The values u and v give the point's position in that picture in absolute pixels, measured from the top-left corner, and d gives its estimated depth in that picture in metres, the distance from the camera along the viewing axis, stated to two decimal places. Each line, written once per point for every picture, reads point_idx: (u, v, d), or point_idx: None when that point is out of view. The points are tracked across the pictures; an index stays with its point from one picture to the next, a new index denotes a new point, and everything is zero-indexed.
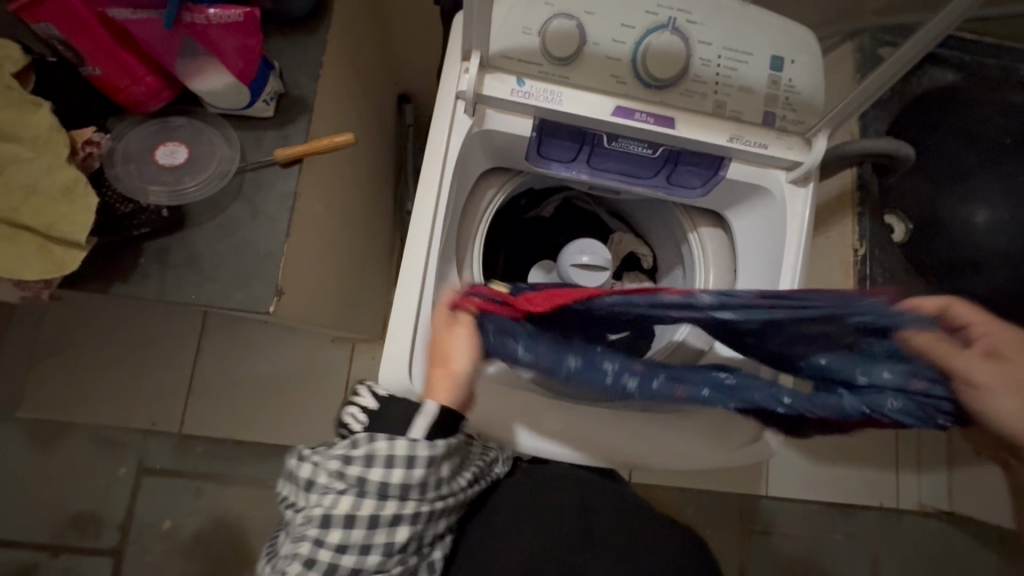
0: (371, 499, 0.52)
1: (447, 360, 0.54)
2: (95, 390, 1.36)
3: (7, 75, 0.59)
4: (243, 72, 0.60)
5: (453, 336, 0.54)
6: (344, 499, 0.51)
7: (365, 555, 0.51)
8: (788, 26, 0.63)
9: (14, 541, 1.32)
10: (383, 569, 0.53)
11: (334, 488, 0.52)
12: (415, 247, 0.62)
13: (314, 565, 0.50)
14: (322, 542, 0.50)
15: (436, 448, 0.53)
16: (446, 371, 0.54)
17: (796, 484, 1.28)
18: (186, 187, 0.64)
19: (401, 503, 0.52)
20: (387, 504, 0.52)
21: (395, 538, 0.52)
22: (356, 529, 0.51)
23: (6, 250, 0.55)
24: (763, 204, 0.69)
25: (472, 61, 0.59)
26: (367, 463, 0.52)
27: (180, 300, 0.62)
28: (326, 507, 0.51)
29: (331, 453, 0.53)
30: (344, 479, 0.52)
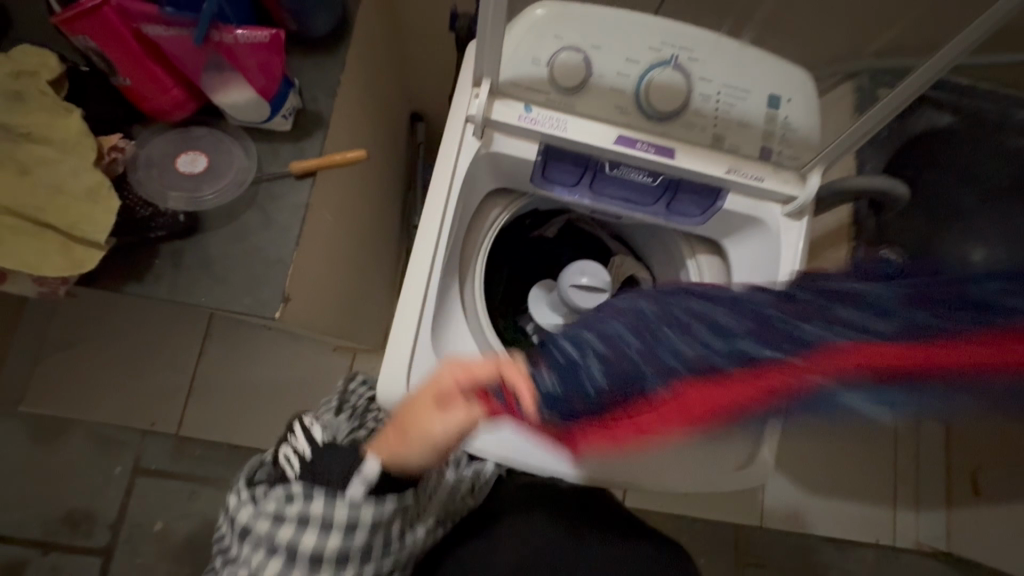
0: (303, 565, 0.51)
1: (406, 446, 0.45)
2: (98, 387, 1.38)
3: (42, 81, 0.62)
4: (265, 89, 0.63)
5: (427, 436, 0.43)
6: (277, 553, 0.51)
7: None
8: (786, 67, 0.66)
9: (7, 535, 1.33)
10: None
11: (264, 549, 0.51)
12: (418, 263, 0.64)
13: None
14: None
15: (380, 507, 0.52)
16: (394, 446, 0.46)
17: (791, 515, 1.27)
18: (203, 194, 0.67)
19: (337, 568, 0.52)
20: (320, 568, 0.52)
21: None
22: None
23: (28, 246, 0.57)
24: (759, 233, 0.71)
25: (483, 87, 0.62)
26: (303, 522, 0.51)
27: (190, 301, 0.65)
28: (255, 567, 0.51)
29: (265, 507, 0.52)
30: (274, 541, 0.51)
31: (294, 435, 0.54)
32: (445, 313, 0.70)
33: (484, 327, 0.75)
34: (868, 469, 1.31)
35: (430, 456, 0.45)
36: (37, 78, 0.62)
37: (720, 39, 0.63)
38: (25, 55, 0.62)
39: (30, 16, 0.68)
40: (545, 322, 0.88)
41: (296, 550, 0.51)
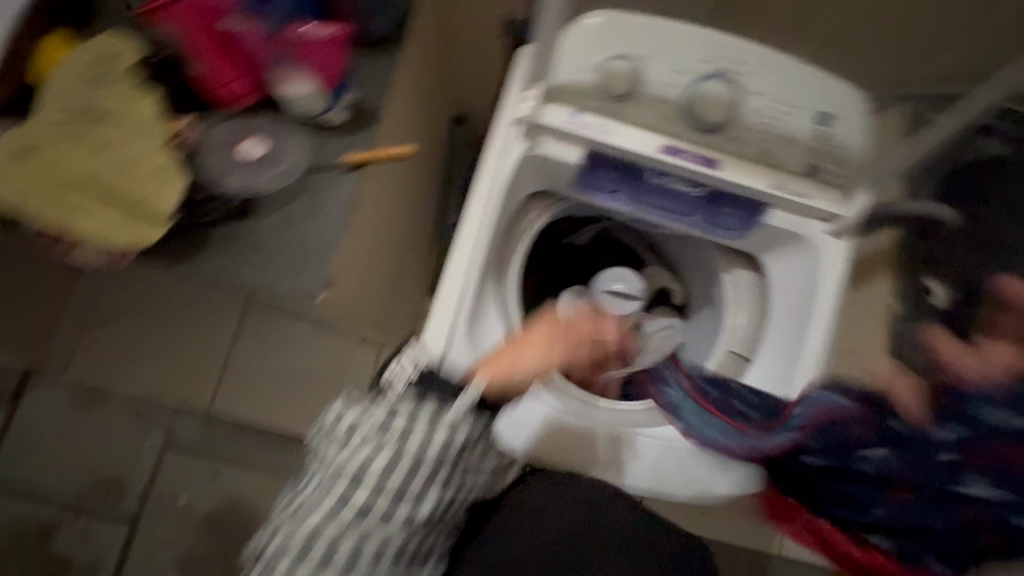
0: (404, 467, 0.56)
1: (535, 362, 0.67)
2: (137, 362, 1.45)
3: (122, 65, 0.66)
4: (324, 82, 0.68)
5: (544, 355, 0.68)
6: (373, 447, 0.56)
7: (387, 520, 0.56)
8: (839, 84, 0.66)
9: (44, 496, 1.40)
10: (394, 540, 0.57)
11: (369, 446, 0.56)
12: (460, 261, 0.68)
13: (336, 520, 0.54)
14: (349, 498, 0.55)
15: (471, 429, 0.59)
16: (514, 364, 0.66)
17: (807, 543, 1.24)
18: (260, 179, 0.69)
19: (431, 477, 0.57)
20: (417, 474, 0.56)
21: (404, 503, 0.56)
22: (385, 490, 0.56)
23: (102, 218, 0.63)
24: (799, 251, 0.71)
25: (536, 91, 0.65)
26: (408, 424, 0.56)
27: (241, 281, 0.68)
28: (361, 461, 0.55)
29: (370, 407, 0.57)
30: (382, 438, 0.56)
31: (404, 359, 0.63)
32: (480, 308, 0.73)
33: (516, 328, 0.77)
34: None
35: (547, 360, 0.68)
36: (117, 64, 0.66)
37: (774, 54, 0.64)
38: (108, 41, 0.67)
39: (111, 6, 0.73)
40: None
41: (393, 446, 0.56)
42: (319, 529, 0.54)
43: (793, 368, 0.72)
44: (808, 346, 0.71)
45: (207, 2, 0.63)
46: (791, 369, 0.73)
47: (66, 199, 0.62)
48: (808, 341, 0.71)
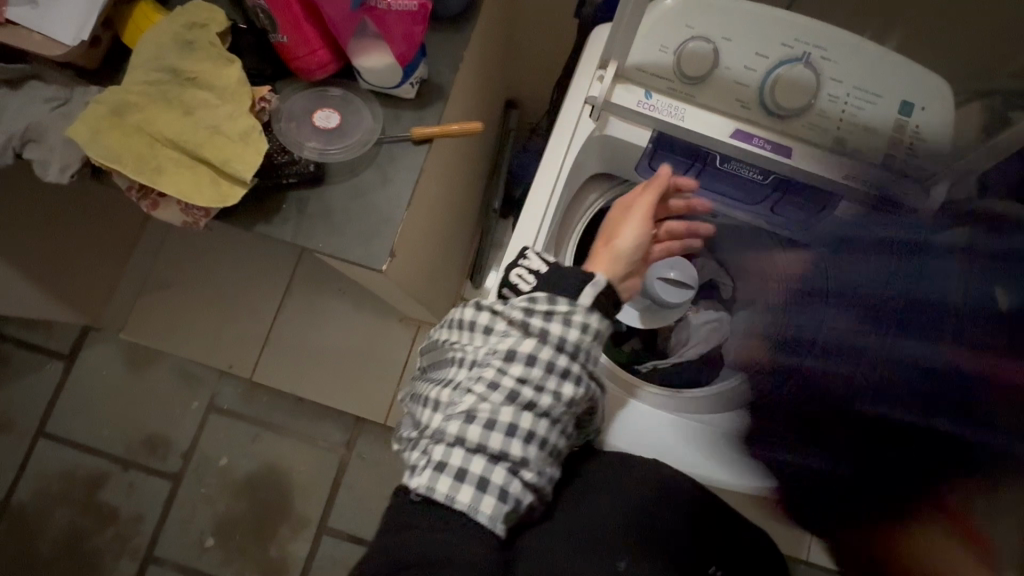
0: (548, 351, 0.56)
1: (615, 240, 0.65)
2: (188, 326, 1.53)
3: (211, 33, 0.69)
4: (403, 56, 0.67)
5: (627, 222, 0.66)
6: (516, 338, 0.56)
7: (527, 412, 0.55)
8: (927, 72, 0.63)
9: (100, 447, 1.52)
10: (534, 435, 0.55)
11: (513, 335, 0.57)
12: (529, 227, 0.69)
13: (478, 414, 0.54)
14: (495, 386, 0.55)
15: (602, 321, 0.58)
16: (610, 248, 0.64)
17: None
18: (331, 147, 0.72)
19: (569, 370, 0.57)
20: (559, 361, 0.56)
21: (547, 405, 0.56)
22: (528, 380, 0.55)
23: (187, 176, 0.65)
24: (867, 243, 0.70)
25: (609, 70, 0.64)
26: (549, 315, 0.57)
27: (310, 246, 0.71)
28: (508, 347, 0.56)
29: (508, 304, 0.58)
30: (525, 328, 0.57)
31: (530, 257, 0.63)
32: None
33: None
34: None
35: (636, 231, 0.65)
36: (208, 30, 0.69)
37: (857, 39, 0.61)
38: (200, 10, 0.70)
39: None
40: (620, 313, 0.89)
41: (535, 334, 0.56)
42: (470, 416, 0.54)
43: (851, 365, 0.70)
44: (870, 344, 0.69)
45: None
46: (848, 366, 0.70)
47: (156, 156, 0.65)
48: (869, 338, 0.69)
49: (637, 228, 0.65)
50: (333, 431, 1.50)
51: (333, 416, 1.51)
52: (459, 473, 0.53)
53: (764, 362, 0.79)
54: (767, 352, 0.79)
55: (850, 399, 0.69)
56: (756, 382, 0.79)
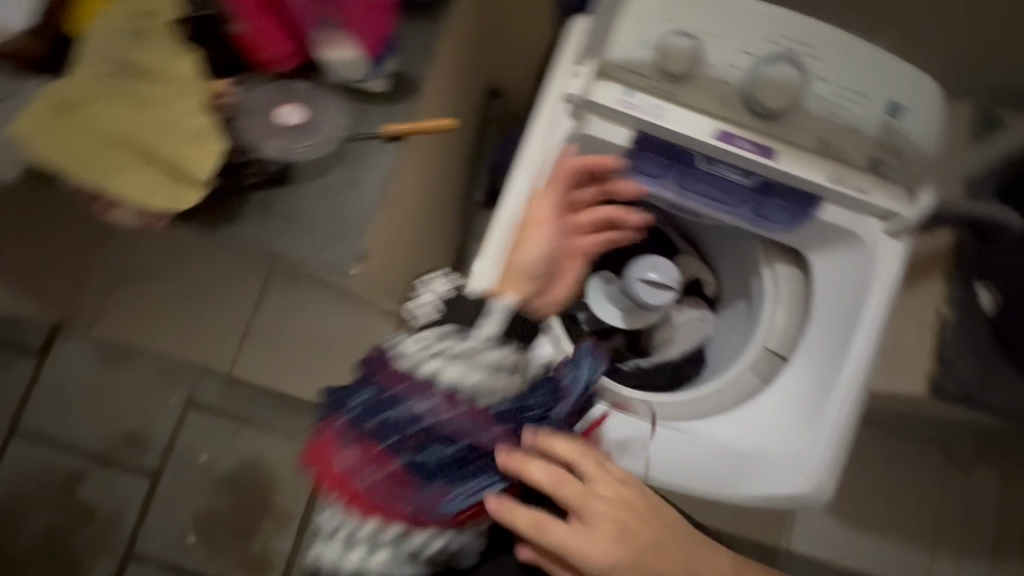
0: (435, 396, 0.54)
1: (515, 257, 0.65)
2: (164, 319, 1.50)
3: (161, 21, 0.65)
4: (373, 48, 0.65)
5: (529, 234, 0.65)
6: (412, 393, 0.54)
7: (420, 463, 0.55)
8: (916, 73, 0.61)
9: (74, 444, 1.49)
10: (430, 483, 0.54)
11: None
12: (501, 231, 0.67)
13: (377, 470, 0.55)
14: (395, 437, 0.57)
15: (509, 355, 0.57)
16: (513, 266, 0.64)
17: (811, 532, 1.28)
18: (296, 145, 0.67)
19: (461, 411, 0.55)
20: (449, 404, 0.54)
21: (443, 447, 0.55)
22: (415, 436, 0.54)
23: (136, 179, 0.61)
24: (850, 249, 0.68)
25: (587, 66, 0.61)
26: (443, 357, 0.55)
27: (275, 250, 0.68)
28: None
29: (408, 353, 0.55)
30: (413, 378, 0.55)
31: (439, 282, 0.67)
32: None
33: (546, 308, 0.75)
34: (890, 500, 1.30)
35: (537, 242, 0.64)
36: (160, 20, 0.65)
37: (841, 38, 0.59)
38: None
39: None
40: (601, 311, 0.93)
41: (434, 386, 0.54)
42: None
43: (833, 376, 0.68)
44: (852, 354, 0.67)
45: None
46: (830, 376, 0.69)
47: (102, 156, 0.61)
48: (852, 348, 0.67)
49: (540, 238, 0.64)
50: None
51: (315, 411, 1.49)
52: (348, 539, 0.53)
53: (747, 366, 0.76)
54: (750, 356, 0.76)
55: (830, 410, 0.67)
56: (739, 387, 0.75)
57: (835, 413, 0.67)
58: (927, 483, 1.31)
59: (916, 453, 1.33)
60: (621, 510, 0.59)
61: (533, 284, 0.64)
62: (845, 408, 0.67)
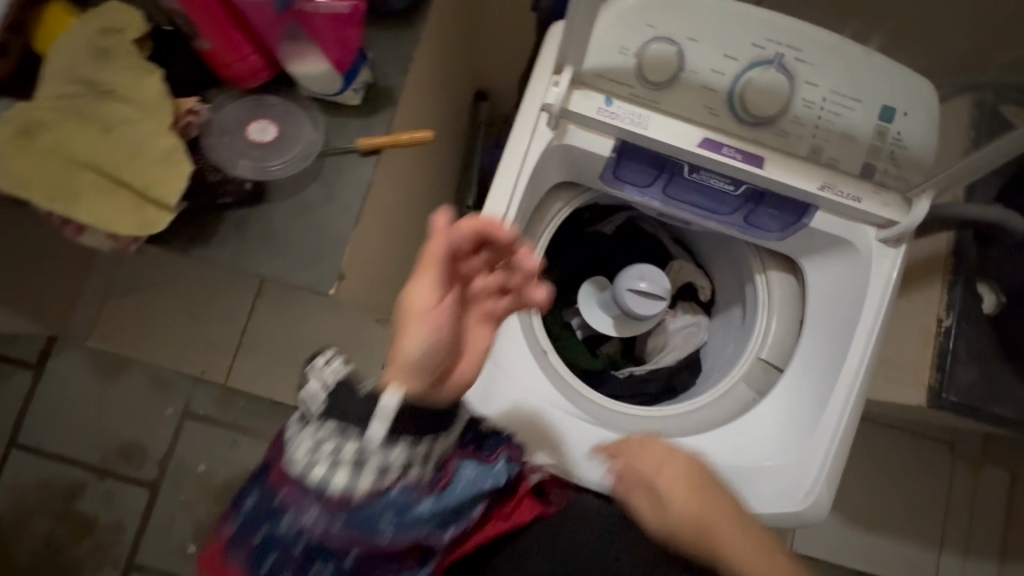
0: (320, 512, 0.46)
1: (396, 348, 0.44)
2: (158, 331, 1.50)
3: (127, 39, 0.62)
4: (340, 61, 0.61)
5: (410, 320, 0.44)
6: (294, 508, 0.46)
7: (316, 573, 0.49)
8: (910, 74, 0.58)
9: (73, 457, 1.49)
10: None
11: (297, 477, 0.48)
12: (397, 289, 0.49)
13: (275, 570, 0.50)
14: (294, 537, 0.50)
15: (409, 451, 0.46)
16: (395, 359, 0.45)
17: (814, 533, 1.26)
18: (270, 164, 0.66)
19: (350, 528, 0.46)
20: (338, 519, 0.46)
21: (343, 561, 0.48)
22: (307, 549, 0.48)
23: (107, 204, 0.59)
24: (844, 257, 0.66)
25: (564, 76, 0.59)
26: (332, 461, 0.45)
27: (252, 270, 0.66)
28: None
29: (292, 454, 0.46)
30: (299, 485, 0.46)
31: None
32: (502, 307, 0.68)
33: (534, 326, 0.74)
34: (895, 498, 1.28)
35: (422, 337, 0.43)
36: (123, 37, 0.62)
37: (832, 39, 0.56)
38: (114, 12, 0.63)
39: None
40: (595, 319, 0.91)
41: (319, 499, 0.45)
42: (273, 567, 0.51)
43: (828, 387, 0.66)
44: (848, 365, 0.65)
45: None
46: (826, 387, 0.66)
47: (71, 182, 0.59)
48: (847, 359, 0.65)
49: (420, 344, 0.43)
50: None
51: None
52: None
53: (739, 378, 0.74)
54: (742, 367, 0.74)
55: (826, 422, 0.65)
56: (732, 399, 0.73)
57: (831, 425, 0.65)
58: (932, 480, 1.29)
59: (921, 452, 1.30)
60: (701, 507, 0.52)
61: (428, 383, 0.46)
62: (842, 421, 0.65)
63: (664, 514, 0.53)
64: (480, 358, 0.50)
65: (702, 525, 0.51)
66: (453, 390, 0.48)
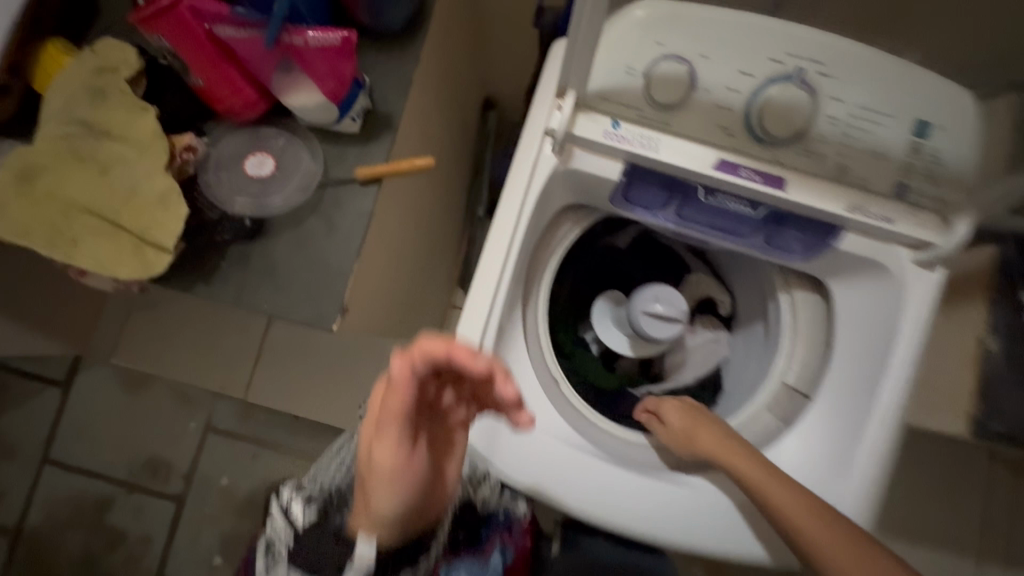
0: None
1: (368, 501, 0.49)
2: (180, 346, 1.53)
3: (121, 78, 0.61)
4: (334, 93, 0.58)
5: (375, 482, 0.47)
6: None
7: None
8: (950, 83, 0.53)
9: (102, 472, 1.52)
10: None
11: None
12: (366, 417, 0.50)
13: None
14: None
15: None
16: (367, 509, 0.49)
17: None
18: (269, 199, 0.65)
19: None
20: None
21: None
22: None
23: (107, 248, 0.59)
24: (877, 279, 0.61)
25: (567, 100, 0.55)
26: None
27: (254, 306, 0.65)
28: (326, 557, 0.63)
29: None
30: None
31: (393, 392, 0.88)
32: (510, 338, 0.65)
33: (546, 357, 0.71)
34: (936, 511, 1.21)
35: (388, 497, 0.47)
36: (117, 75, 0.61)
37: (860, 48, 0.51)
38: (111, 49, 0.62)
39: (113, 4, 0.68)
40: (608, 337, 0.86)
41: None
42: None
43: (858, 420, 0.61)
44: (881, 398, 0.60)
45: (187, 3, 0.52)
46: (856, 421, 0.62)
47: (70, 226, 0.58)
48: (881, 389, 0.60)
49: (388, 501, 0.48)
50: None
51: (330, 431, 1.49)
52: None
53: (762, 406, 0.70)
54: (765, 394, 0.70)
55: (858, 459, 0.60)
56: (754, 429, 0.70)
57: (864, 462, 0.60)
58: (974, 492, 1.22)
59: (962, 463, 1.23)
60: (687, 421, 0.67)
61: (403, 523, 0.51)
62: (875, 457, 0.60)
63: (676, 432, 0.67)
64: (456, 465, 0.54)
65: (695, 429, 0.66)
66: (431, 508, 0.53)
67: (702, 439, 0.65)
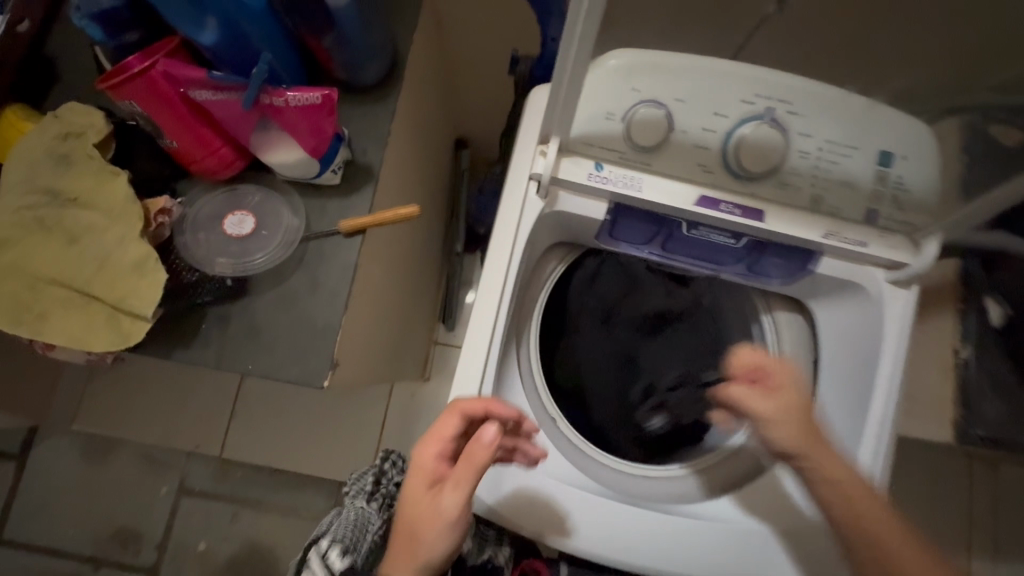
0: None
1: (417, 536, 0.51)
2: (146, 405, 1.43)
3: (88, 143, 0.59)
4: (315, 149, 0.58)
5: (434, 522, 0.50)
6: None
7: None
8: (906, 120, 0.57)
9: (62, 550, 1.38)
10: None
11: None
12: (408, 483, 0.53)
13: None
14: None
15: None
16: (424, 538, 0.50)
17: None
18: (250, 258, 0.63)
19: None
20: None
21: None
22: None
23: (79, 320, 0.56)
24: (855, 298, 0.64)
25: (550, 146, 0.57)
26: None
27: (238, 369, 0.62)
28: None
29: None
30: None
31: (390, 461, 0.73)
32: (506, 378, 0.66)
33: (541, 396, 0.70)
34: None
35: (450, 540, 0.51)
36: (84, 140, 0.59)
37: (829, 87, 0.55)
38: (76, 113, 0.60)
39: (72, 65, 0.66)
40: None
41: None
42: None
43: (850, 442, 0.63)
44: (872, 418, 0.61)
45: (158, 69, 0.51)
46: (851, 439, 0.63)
47: (38, 301, 0.55)
48: (871, 405, 0.62)
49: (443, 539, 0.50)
50: (316, 499, 1.39)
51: (313, 482, 1.40)
52: None
53: None
54: None
55: None
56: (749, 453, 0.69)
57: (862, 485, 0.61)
58: None
59: None
60: (801, 434, 0.59)
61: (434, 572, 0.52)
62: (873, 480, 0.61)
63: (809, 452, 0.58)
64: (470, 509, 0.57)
65: (819, 454, 0.58)
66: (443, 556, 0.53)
67: (815, 457, 0.58)
